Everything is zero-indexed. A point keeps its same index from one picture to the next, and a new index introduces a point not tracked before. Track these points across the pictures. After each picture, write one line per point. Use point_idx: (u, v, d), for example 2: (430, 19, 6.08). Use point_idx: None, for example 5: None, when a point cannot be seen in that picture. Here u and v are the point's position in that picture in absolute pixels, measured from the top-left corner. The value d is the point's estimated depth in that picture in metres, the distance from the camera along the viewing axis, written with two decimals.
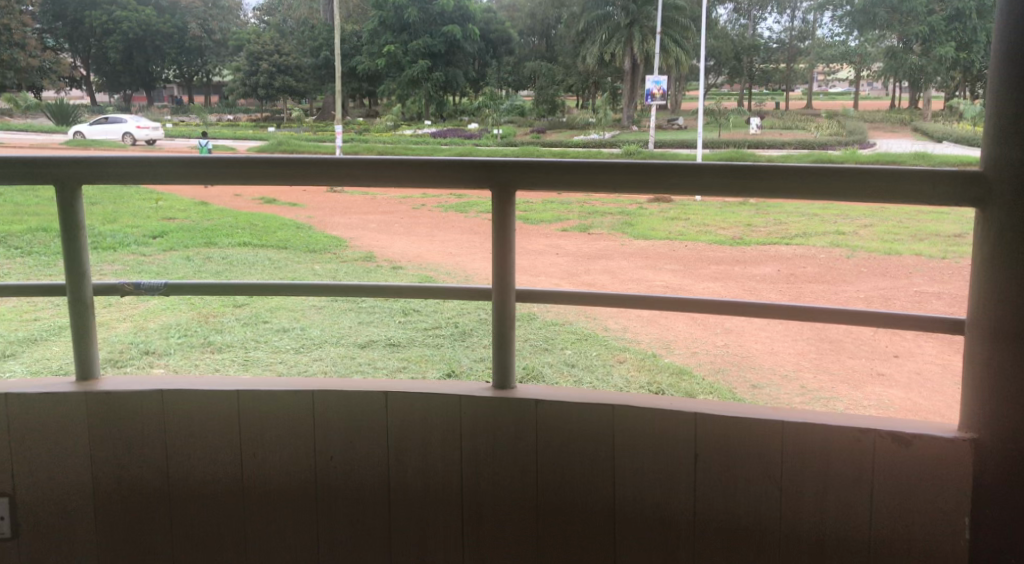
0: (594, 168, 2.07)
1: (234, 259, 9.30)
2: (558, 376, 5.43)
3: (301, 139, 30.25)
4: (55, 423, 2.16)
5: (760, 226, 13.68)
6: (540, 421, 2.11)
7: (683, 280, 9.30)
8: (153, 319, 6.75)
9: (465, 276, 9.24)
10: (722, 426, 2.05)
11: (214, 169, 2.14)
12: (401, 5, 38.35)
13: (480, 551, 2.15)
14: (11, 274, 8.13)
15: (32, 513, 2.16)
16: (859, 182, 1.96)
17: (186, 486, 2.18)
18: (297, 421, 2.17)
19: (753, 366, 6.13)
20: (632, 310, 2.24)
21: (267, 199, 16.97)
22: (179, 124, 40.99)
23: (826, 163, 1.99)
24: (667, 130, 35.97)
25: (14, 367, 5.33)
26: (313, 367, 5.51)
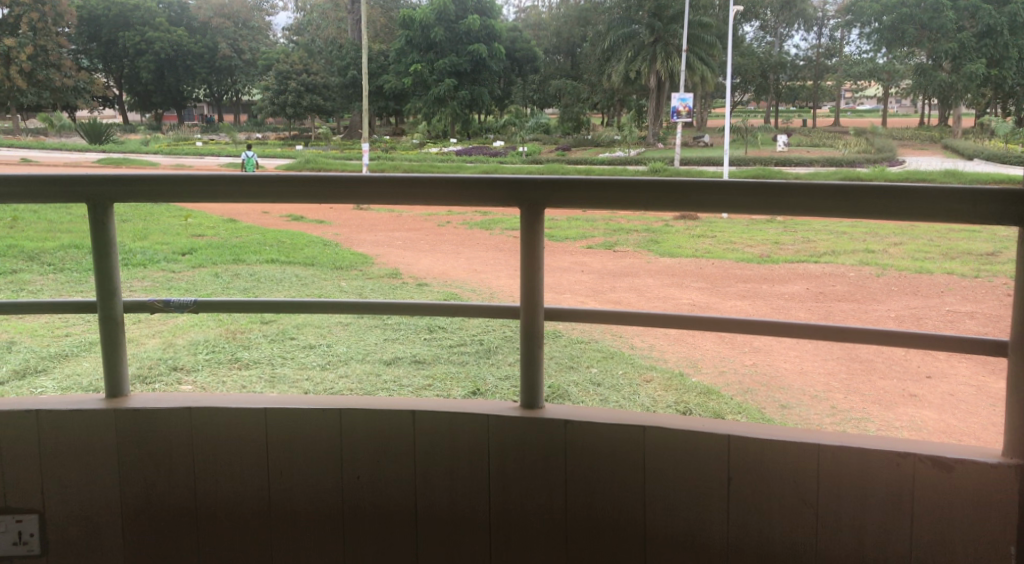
0: (620, 185, 2.05)
1: (262, 276, 9.37)
2: (583, 395, 5.37)
3: (328, 156, 30.74)
4: (82, 441, 2.16)
5: (788, 243, 13.56)
6: (569, 441, 2.09)
7: (710, 298, 9.22)
8: (181, 335, 6.80)
9: (490, 292, 9.22)
10: (755, 446, 2.00)
11: (246, 187, 2.13)
12: (427, 25, 38.34)
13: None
14: (45, 290, 8.23)
15: (59, 530, 2.16)
16: (886, 201, 1.96)
17: (212, 508, 2.17)
18: (326, 439, 2.16)
19: (782, 387, 6.02)
20: (658, 327, 2.21)
21: (295, 215, 17.15)
22: (209, 141, 41.85)
23: (847, 184, 1.99)
24: (695, 147, 37.31)
25: (45, 382, 5.37)
26: (339, 384, 5.49)
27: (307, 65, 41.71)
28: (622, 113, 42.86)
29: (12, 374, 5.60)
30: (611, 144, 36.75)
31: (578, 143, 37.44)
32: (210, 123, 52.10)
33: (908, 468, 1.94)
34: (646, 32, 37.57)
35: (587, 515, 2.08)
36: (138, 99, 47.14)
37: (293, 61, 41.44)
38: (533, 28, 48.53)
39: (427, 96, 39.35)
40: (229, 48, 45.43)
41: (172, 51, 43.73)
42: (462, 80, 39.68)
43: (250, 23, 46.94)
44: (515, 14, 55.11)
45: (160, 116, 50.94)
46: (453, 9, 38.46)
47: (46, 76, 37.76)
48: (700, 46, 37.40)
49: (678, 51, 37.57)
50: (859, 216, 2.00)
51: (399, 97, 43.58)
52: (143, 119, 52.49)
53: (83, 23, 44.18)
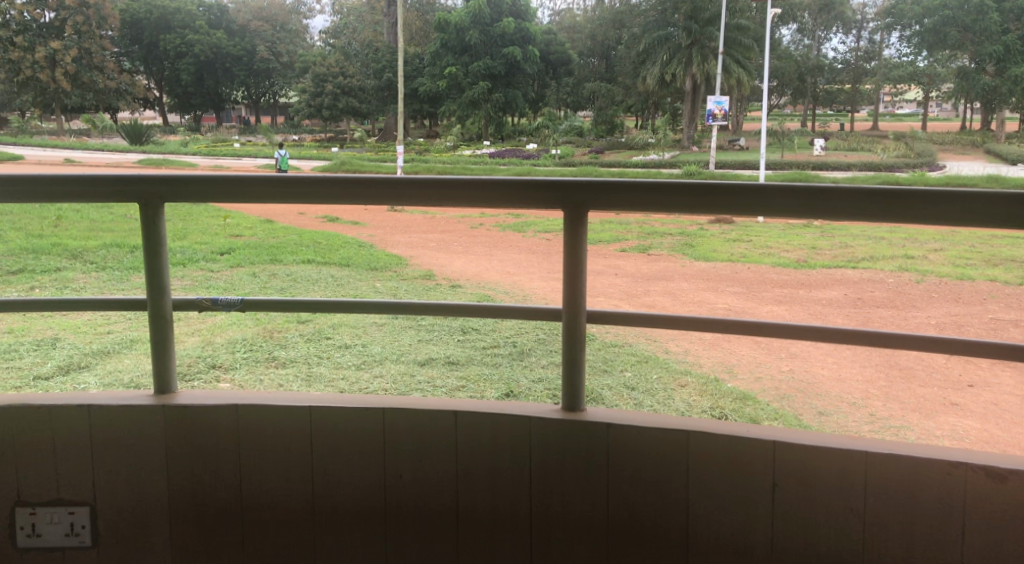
0: (662, 186, 2.06)
1: (300, 276, 9.46)
2: (617, 399, 5.35)
3: (364, 160, 30.99)
4: (132, 436, 2.20)
5: (825, 248, 13.36)
6: (612, 444, 2.09)
7: (747, 303, 9.13)
8: (220, 334, 6.89)
9: (523, 294, 9.21)
10: (799, 455, 2.00)
11: (286, 189, 2.17)
12: (463, 28, 38.56)
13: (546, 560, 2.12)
14: (87, 289, 8.37)
15: (110, 526, 2.20)
16: (929, 207, 1.94)
17: (258, 504, 2.20)
18: (368, 438, 2.18)
19: (820, 393, 5.96)
20: (697, 331, 2.24)
21: (331, 216, 17.30)
22: (247, 143, 42.37)
23: (892, 188, 1.99)
24: (730, 151, 37.24)
25: (88, 378, 5.48)
26: (373, 384, 5.53)
27: (343, 68, 41.88)
28: (656, 116, 42.66)
29: (57, 369, 5.72)
30: (644, 147, 36.67)
31: (611, 146, 37.49)
32: (247, 124, 52.64)
33: (959, 478, 1.92)
34: (683, 34, 37.20)
35: (625, 512, 2.09)
36: (178, 101, 48.03)
37: (330, 64, 41.66)
38: (569, 30, 48.54)
39: (461, 98, 39.64)
40: (267, 51, 46.16)
41: (211, 53, 44.44)
42: (497, 82, 39.80)
43: (288, 25, 47.85)
44: (550, 18, 55.20)
45: (198, 118, 51.70)
46: (488, 13, 38.55)
47: (89, 79, 38.91)
48: (737, 49, 37.09)
49: (715, 54, 37.24)
50: (899, 221, 2.00)
51: (433, 100, 43.80)
52: (182, 120, 53.39)
53: (126, 25, 45.12)
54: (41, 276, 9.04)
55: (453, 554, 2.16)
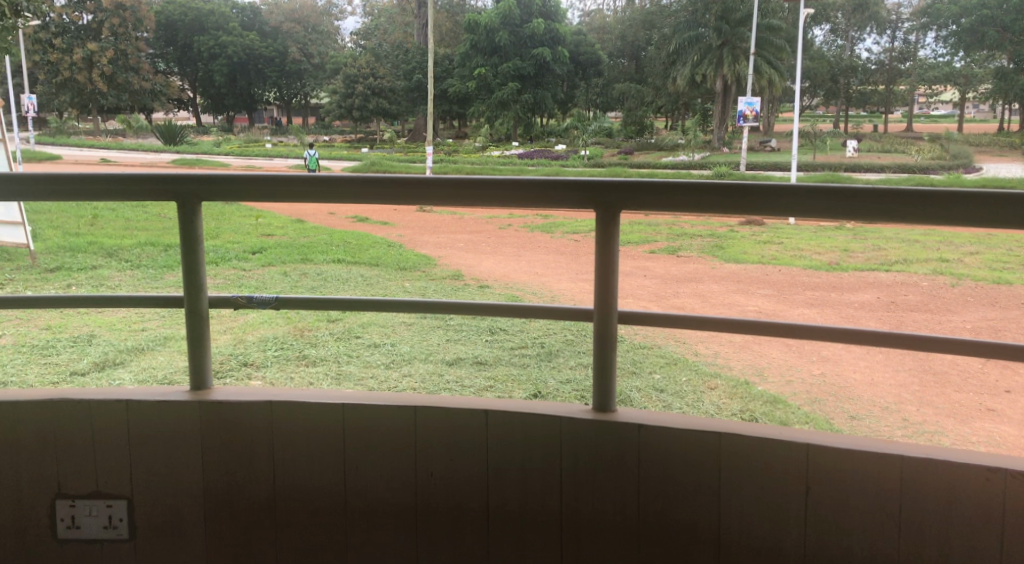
0: (693, 186, 2.05)
1: (330, 275, 9.53)
2: (646, 401, 5.33)
3: (394, 160, 31.52)
4: (169, 430, 2.23)
5: (858, 251, 13.19)
6: (644, 444, 2.08)
7: (778, 305, 9.06)
8: (251, 332, 6.96)
9: (551, 295, 9.20)
10: (832, 458, 1.99)
11: (318, 189, 2.19)
12: (492, 29, 38.65)
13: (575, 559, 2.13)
14: (122, 286, 8.51)
15: (147, 519, 2.24)
16: (965, 208, 1.93)
17: (291, 500, 2.23)
18: (401, 435, 2.19)
19: (852, 397, 5.88)
20: (729, 331, 2.24)
21: (361, 216, 17.39)
22: (278, 143, 42.79)
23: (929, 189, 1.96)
24: (761, 152, 36.96)
25: (122, 375, 5.56)
26: (402, 383, 5.56)
27: (374, 69, 42.03)
28: (686, 117, 42.44)
29: (93, 365, 5.82)
30: (674, 148, 36.47)
31: (640, 146, 37.39)
32: (279, 124, 53.15)
33: (998, 485, 1.90)
34: (713, 35, 37.04)
35: (657, 513, 2.08)
36: (211, 101, 48.59)
37: (361, 65, 41.89)
38: (598, 31, 48.43)
39: (491, 99, 39.75)
40: (299, 52, 46.64)
41: (244, 55, 44.99)
42: (526, 83, 39.80)
43: (319, 27, 48.31)
44: (580, 18, 55.14)
45: (231, 119, 52.32)
46: (518, 14, 38.61)
47: (124, 80, 39.56)
48: (769, 49, 36.79)
49: (746, 55, 37.02)
50: (933, 224, 1.98)
51: (462, 101, 43.85)
52: (215, 121, 54.06)
53: (161, 27, 45.80)
54: (78, 273, 9.22)
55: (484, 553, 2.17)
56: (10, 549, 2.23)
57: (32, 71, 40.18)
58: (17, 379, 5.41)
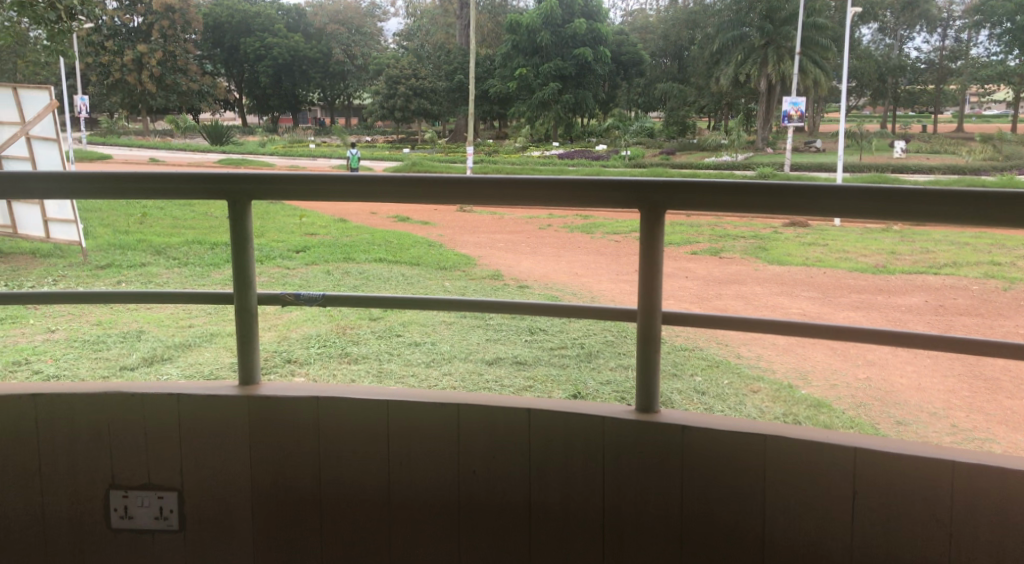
0: (735, 186, 2.04)
1: (371, 274, 9.62)
2: (687, 403, 5.30)
3: (436, 160, 31.75)
4: (220, 424, 2.28)
5: (905, 254, 12.95)
6: (687, 447, 2.07)
7: (822, 308, 8.94)
8: (295, 330, 7.05)
9: (591, 296, 9.18)
10: (881, 462, 1.96)
11: (362, 188, 2.21)
12: (534, 29, 38.69)
13: (617, 557, 2.12)
14: (170, 283, 8.69)
15: (197, 511, 2.29)
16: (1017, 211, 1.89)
17: (336, 495, 2.25)
18: (444, 435, 2.21)
19: (899, 402, 5.78)
20: (770, 333, 2.23)
21: (401, 216, 17.51)
22: (322, 144, 43.27)
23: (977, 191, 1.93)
24: (805, 152, 36.49)
25: (170, 370, 5.68)
26: (442, 382, 5.60)
27: (416, 70, 42.32)
28: (729, 116, 41.99)
29: (142, 361, 5.95)
30: (717, 148, 36.18)
31: (682, 147, 37.13)
32: (323, 125, 53.71)
33: None
34: (757, 34, 36.78)
35: (701, 519, 2.08)
36: (257, 103, 49.36)
37: (403, 66, 42.22)
38: (641, 31, 48.15)
39: (532, 100, 39.77)
40: (343, 54, 47.14)
41: (289, 56, 45.71)
42: (568, 84, 39.73)
43: (363, 29, 48.86)
44: (622, 18, 54.92)
45: (276, 120, 53.05)
46: (560, 14, 38.66)
47: (173, 81, 40.41)
48: (815, 49, 36.37)
49: (791, 54, 36.56)
50: (981, 227, 1.95)
51: (504, 101, 43.91)
52: (260, 121, 54.79)
53: (209, 29, 46.66)
54: (127, 270, 9.43)
55: (526, 547, 2.18)
56: (67, 542, 2.29)
57: (85, 73, 41.25)
58: (69, 373, 5.56)
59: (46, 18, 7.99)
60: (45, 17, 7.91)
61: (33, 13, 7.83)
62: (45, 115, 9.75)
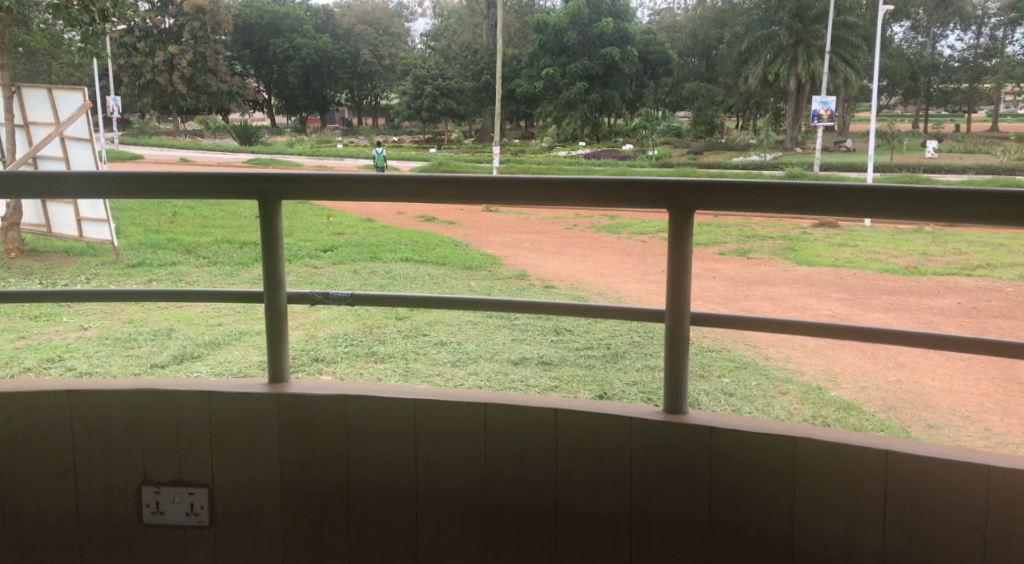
0: (762, 186, 2.03)
1: (398, 273, 9.67)
2: (714, 405, 5.26)
3: (461, 160, 31.78)
4: (249, 420, 2.30)
5: (937, 255, 12.77)
6: (714, 448, 2.06)
7: (852, 309, 8.83)
8: (322, 329, 7.10)
9: (617, 296, 9.15)
10: (915, 466, 1.94)
11: (387, 187, 2.22)
12: (561, 29, 38.65)
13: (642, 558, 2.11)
14: (200, 282, 8.79)
15: (227, 507, 2.31)
16: None
17: (364, 495, 2.27)
18: (472, 434, 2.21)
19: (930, 405, 5.70)
20: (794, 335, 2.21)
21: (428, 216, 17.56)
22: (349, 144, 43.56)
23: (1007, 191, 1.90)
24: (835, 152, 36.15)
25: (200, 367, 5.75)
26: (468, 381, 5.62)
27: (442, 70, 42.46)
28: (757, 116, 41.66)
29: (173, 358, 6.03)
30: (746, 147, 35.94)
31: (711, 146, 36.91)
32: (350, 126, 54.05)
33: None
34: (786, 33, 36.49)
35: (730, 524, 2.06)
36: (285, 103, 49.82)
37: (430, 66, 42.39)
38: (668, 30, 47.90)
39: (559, 99, 39.70)
40: (370, 54, 47.42)
41: (317, 56, 46.07)
42: (594, 83, 39.64)
43: (390, 29, 49.13)
44: (650, 17, 54.75)
45: (304, 120, 53.46)
46: (587, 13, 38.59)
47: (203, 82, 40.86)
48: (845, 48, 35.98)
49: (821, 53, 36.16)
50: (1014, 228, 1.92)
51: (530, 101, 43.90)
52: (289, 122, 55.26)
53: (238, 30, 47.12)
54: (158, 269, 9.53)
55: (554, 543, 2.17)
56: (100, 535, 2.32)
57: (117, 74, 41.86)
58: (101, 370, 5.63)
59: (79, 21, 8.17)
60: (79, 19, 8.09)
61: (66, 15, 8.03)
62: (79, 115, 9.82)
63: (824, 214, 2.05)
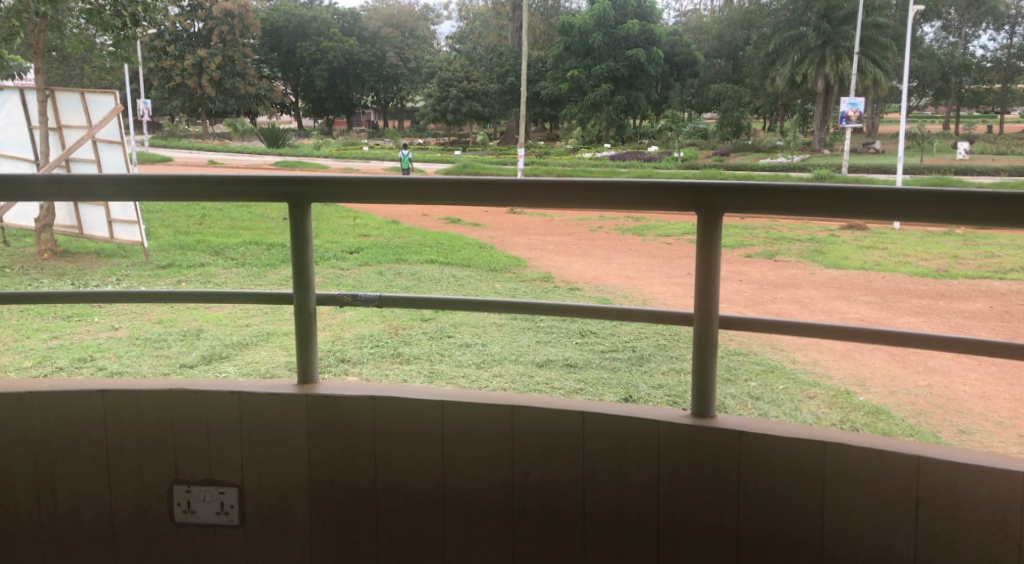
0: (792, 188, 2.02)
1: (423, 275, 9.71)
2: (740, 409, 5.24)
3: (486, 162, 31.85)
4: (279, 420, 2.31)
5: (968, 258, 12.61)
6: (743, 452, 2.05)
7: (881, 313, 8.74)
8: (348, 330, 7.15)
9: (643, 299, 9.12)
10: (948, 471, 1.91)
11: (412, 189, 2.23)
12: (586, 31, 38.60)
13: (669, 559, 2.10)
14: (228, 283, 8.88)
15: (256, 507, 2.33)
16: None
17: (392, 495, 2.28)
18: (500, 437, 2.21)
19: (962, 410, 5.62)
20: (823, 339, 2.19)
21: (452, 218, 17.61)
22: (375, 146, 43.87)
23: None
24: (864, 154, 35.81)
25: (228, 368, 5.81)
26: (493, 383, 5.63)
27: (468, 72, 42.59)
28: (784, 117, 41.34)
29: (201, 358, 6.09)
30: (773, 149, 35.69)
31: (737, 148, 36.72)
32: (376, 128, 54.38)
33: None
34: (814, 34, 36.21)
35: (758, 529, 2.05)
36: (312, 106, 50.24)
37: (455, 68, 42.57)
38: (694, 31, 47.69)
39: (584, 101, 39.62)
40: (396, 57, 47.71)
41: (343, 60, 46.35)
42: (620, 85, 39.51)
43: (416, 32, 49.34)
44: (676, 18, 54.56)
45: (331, 123, 53.81)
46: (613, 15, 38.55)
47: (232, 85, 41.33)
48: (874, 49, 35.58)
49: (850, 54, 35.77)
50: None
51: (555, 103, 43.93)
52: (315, 124, 55.68)
53: (266, 34, 47.53)
54: (188, 271, 9.64)
55: (581, 544, 2.17)
56: (133, 533, 2.36)
57: (147, 78, 42.43)
58: (132, 369, 5.71)
59: (112, 25, 8.36)
60: (111, 24, 8.29)
61: (99, 19, 8.26)
62: (110, 118, 9.96)
63: (852, 216, 2.03)
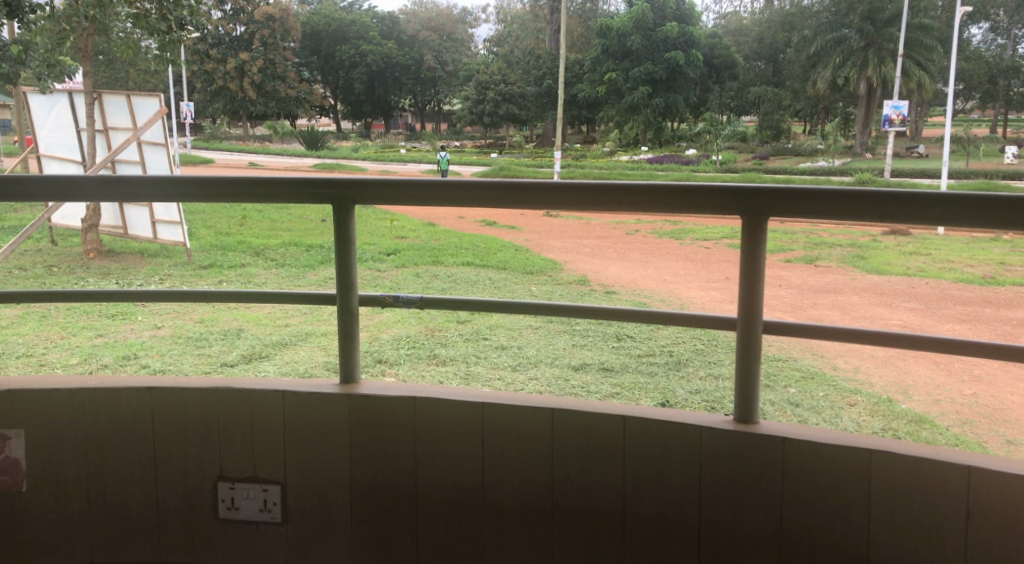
0: (838, 192, 2.00)
1: (459, 277, 9.73)
2: (779, 414, 5.17)
3: (522, 164, 31.90)
4: (320, 417, 2.33)
5: (1015, 264, 12.33)
6: (789, 461, 2.02)
7: (924, 319, 8.58)
8: (385, 331, 7.20)
9: (680, 303, 9.06)
10: (998, 482, 1.87)
11: (452, 191, 2.24)
12: (625, 33, 38.50)
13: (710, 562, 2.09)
14: (268, 284, 8.98)
15: (298, 505, 2.35)
16: None
17: (432, 494, 2.29)
18: (539, 437, 2.21)
19: (1009, 420, 5.49)
20: (870, 345, 2.15)
21: (489, 220, 17.63)
22: (413, 149, 44.25)
23: None
24: (907, 158, 35.26)
25: (267, 367, 5.88)
26: (530, 385, 5.64)
27: (505, 75, 42.76)
28: (825, 120, 40.89)
29: (241, 357, 6.17)
30: (813, 152, 35.28)
31: (776, 152, 36.39)
32: (413, 131, 54.79)
33: None
34: (856, 36, 35.78)
35: (800, 537, 2.02)
36: (351, 108, 50.75)
37: (493, 71, 42.76)
38: (734, 34, 47.42)
39: (621, 103, 39.53)
40: (434, 60, 48.12)
41: (382, 63, 46.65)
42: (658, 88, 39.31)
43: (454, 35, 49.70)
44: (716, 21, 54.27)
45: (369, 126, 54.33)
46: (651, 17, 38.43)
47: (272, 88, 41.99)
48: (919, 51, 35.03)
49: (893, 56, 35.18)
50: None
51: (592, 105, 43.95)
52: (353, 127, 56.28)
53: (306, 38, 48.09)
54: (228, 271, 9.77)
55: (620, 546, 2.16)
56: (177, 529, 2.40)
57: (190, 80, 43.21)
58: (174, 368, 5.80)
59: (158, 29, 8.40)
60: (157, 27, 8.34)
61: (146, 23, 8.33)
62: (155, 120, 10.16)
63: (902, 220, 1.99)
